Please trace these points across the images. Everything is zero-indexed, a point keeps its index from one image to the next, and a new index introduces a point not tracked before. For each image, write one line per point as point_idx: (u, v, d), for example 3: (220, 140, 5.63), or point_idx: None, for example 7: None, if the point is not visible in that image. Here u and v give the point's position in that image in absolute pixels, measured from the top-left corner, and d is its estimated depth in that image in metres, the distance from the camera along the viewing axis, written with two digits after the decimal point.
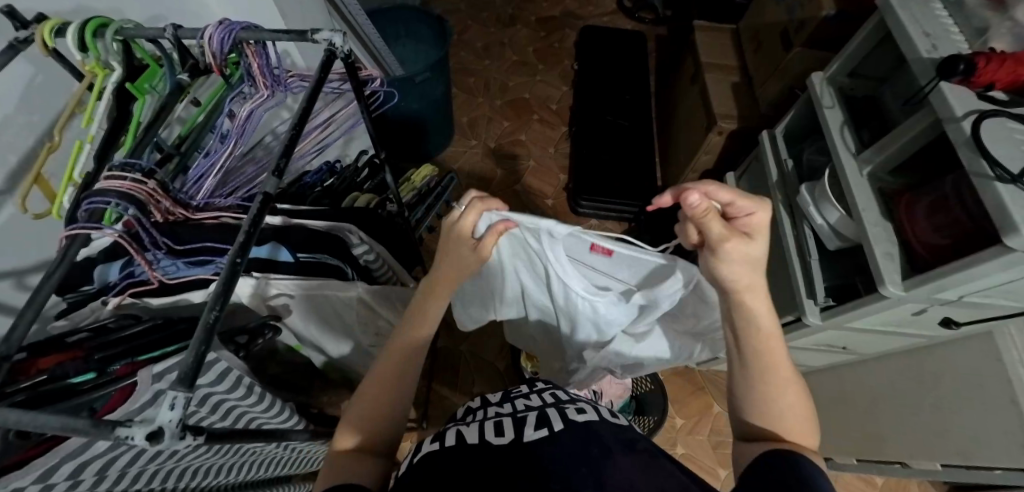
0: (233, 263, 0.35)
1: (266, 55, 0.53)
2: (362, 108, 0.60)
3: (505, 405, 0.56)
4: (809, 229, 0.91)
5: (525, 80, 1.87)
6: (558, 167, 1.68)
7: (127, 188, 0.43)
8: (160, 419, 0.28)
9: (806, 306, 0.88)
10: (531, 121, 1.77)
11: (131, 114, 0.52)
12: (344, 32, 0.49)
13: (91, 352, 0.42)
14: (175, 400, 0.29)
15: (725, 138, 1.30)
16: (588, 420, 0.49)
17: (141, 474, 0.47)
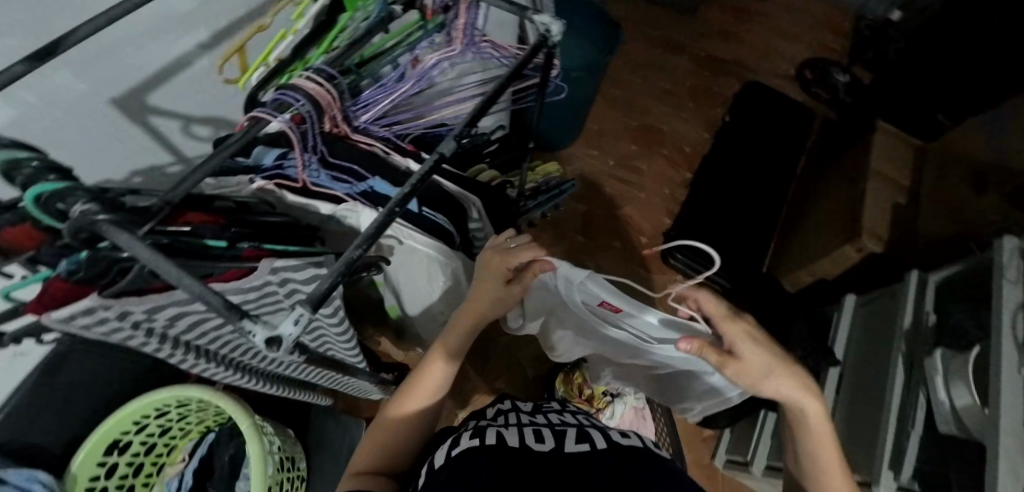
0: (388, 211, 0.38)
1: (473, 16, 0.60)
2: (540, 94, 0.59)
3: (538, 415, 0.54)
4: (924, 399, 0.80)
5: (669, 112, 1.79)
6: (665, 209, 1.61)
7: (314, 92, 0.46)
8: (283, 329, 0.30)
9: (882, 476, 0.78)
10: (658, 154, 1.70)
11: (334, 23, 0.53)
12: (564, 20, 0.48)
13: (229, 224, 0.45)
14: (301, 317, 0.31)
15: (861, 258, 1.17)
16: (632, 445, 0.44)
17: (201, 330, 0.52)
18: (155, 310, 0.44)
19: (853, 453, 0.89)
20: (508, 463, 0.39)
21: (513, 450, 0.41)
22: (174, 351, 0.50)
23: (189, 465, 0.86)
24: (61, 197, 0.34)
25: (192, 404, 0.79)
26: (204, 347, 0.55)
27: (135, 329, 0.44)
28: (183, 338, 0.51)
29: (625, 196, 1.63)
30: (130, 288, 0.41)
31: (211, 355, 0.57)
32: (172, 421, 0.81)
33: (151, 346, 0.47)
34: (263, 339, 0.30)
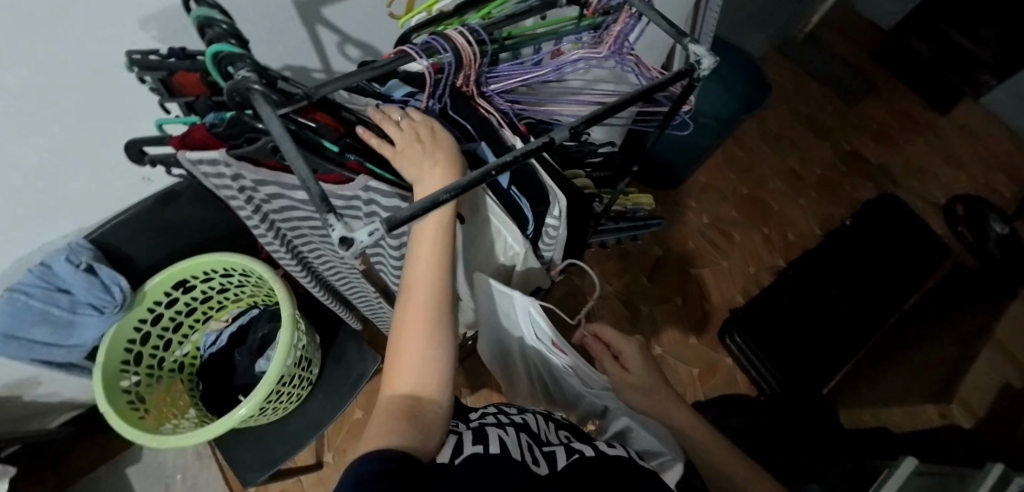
0: (487, 172, 0.40)
1: (629, 28, 0.60)
2: (664, 122, 0.57)
3: (519, 417, 0.60)
4: None
5: (786, 192, 1.67)
6: (742, 287, 1.51)
7: (460, 45, 0.49)
8: (358, 235, 0.35)
9: None
10: (757, 229, 1.60)
11: None
12: (718, 58, 0.47)
13: (346, 134, 0.50)
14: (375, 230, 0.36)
15: None
16: (618, 453, 0.54)
17: (287, 214, 0.58)
18: (264, 183, 0.50)
19: None
20: (503, 469, 0.43)
21: (512, 462, 0.44)
22: (262, 226, 0.56)
23: (229, 328, 0.95)
24: (231, 59, 0.40)
25: (252, 277, 0.88)
26: (283, 231, 0.61)
27: (242, 194, 0.50)
28: (271, 216, 0.57)
29: (706, 258, 1.55)
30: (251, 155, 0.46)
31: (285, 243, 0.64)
32: (232, 284, 0.90)
33: (246, 214, 0.53)
34: (340, 236, 0.34)
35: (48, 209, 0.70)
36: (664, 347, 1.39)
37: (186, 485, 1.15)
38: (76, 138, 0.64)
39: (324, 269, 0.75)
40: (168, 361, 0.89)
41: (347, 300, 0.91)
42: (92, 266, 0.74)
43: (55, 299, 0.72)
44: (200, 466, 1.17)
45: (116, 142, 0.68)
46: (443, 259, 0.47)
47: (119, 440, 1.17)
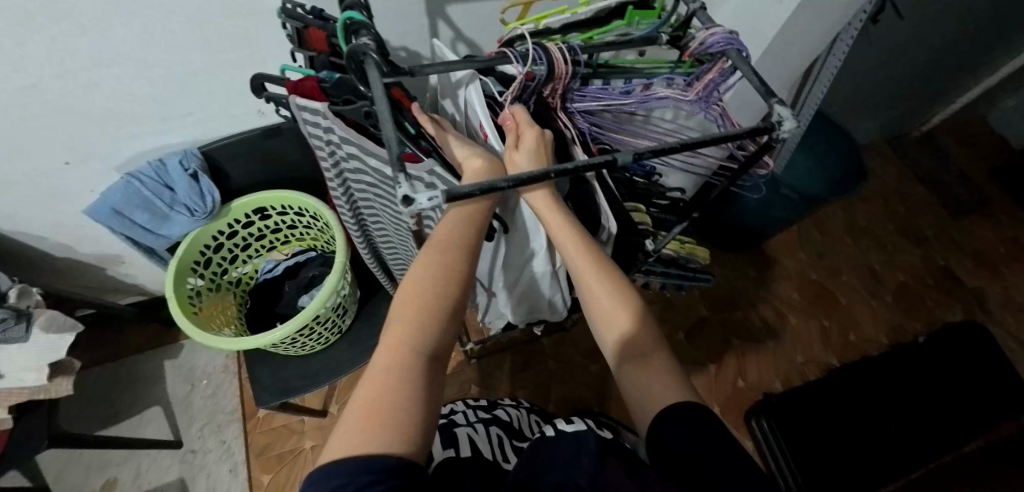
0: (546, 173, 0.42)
1: (722, 79, 0.59)
2: (734, 176, 0.57)
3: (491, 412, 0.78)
4: None
5: (858, 291, 1.56)
6: (783, 374, 1.42)
7: (555, 59, 0.52)
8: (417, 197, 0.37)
9: None
10: (815, 319, 1.51)
11: (607, 24, 0.61)
12: (800, 123, 0.47)
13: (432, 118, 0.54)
14: (433, 198, 0.37)
15: None
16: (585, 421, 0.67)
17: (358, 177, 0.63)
18: (345, 142, 0.54)
19: None
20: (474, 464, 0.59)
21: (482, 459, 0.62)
22: (335, 171, 0.62)
23: (285, 261, 1.04)
24: (356, 25, 0.45)
25: (320, 220, 0.97)
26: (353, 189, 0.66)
27: (328, 140, 0.55)
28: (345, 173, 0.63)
29: (752, 334, 1.48)
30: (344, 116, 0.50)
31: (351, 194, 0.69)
32: (300, 223, 0.99)
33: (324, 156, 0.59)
34: (404, 195, 0.36)
35: (180, 116, 0.82)
36: None
37: (209, 391, 1.25)
38: (220, 63, 0.74)
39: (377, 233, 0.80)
40: (230, 274, 0.99)
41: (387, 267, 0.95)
42: (197, 174, 0.85)
43: (161, 192, 0.83)
44: (225, 379, 1.27)
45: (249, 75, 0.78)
46: (464, 255, 0.46)
47: (170, 333, 1.30)
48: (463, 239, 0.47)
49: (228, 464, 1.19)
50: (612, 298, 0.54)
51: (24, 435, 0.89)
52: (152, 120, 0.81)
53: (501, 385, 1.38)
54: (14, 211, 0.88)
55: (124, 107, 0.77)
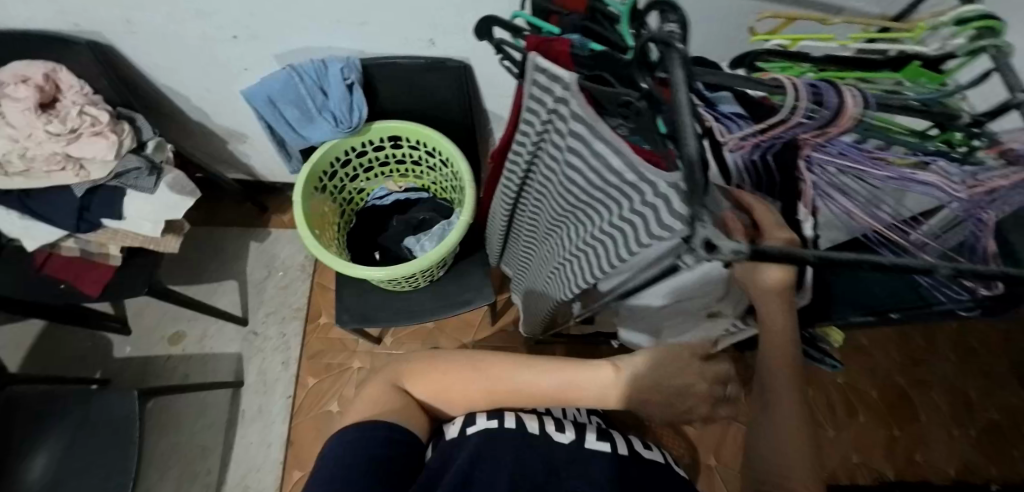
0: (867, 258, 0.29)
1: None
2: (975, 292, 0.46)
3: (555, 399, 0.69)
4: None
5: (944, 416, 1.43)
6: (830, 469, 1.35)
7: (844, 105, 0.41)
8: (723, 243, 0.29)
9: None
10: (886, 428, 1.40)
11: (873, 70, 0.50)
12: None
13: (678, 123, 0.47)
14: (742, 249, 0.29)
15: None
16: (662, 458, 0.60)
17: (553, 155, 0.58)
18: (576, 116, 0.48)
19: None
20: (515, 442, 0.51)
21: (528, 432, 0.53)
22: (542, 136, 0.56)
23: (401, 195, 1.02)
24: (660, 5, 0.39)
25: (450, 168, 0.93)
26: (538, 162, 0.61)
27: (557, 105, 0.50)
28: (544, 144, 0.58)
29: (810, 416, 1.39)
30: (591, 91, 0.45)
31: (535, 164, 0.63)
32: (428, 163, 0.96)
33: (542, 117, 0.53)
34: (706, 236, 0.30)
35: (357, 24, 0.79)
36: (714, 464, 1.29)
37: (283, 284, 1.30)
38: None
39: (533, 212, 0.74)
40: (348, 191, 0.98)
41: (516, 243, 0.88)
42: (353, 87, 0.83)
43: (315, 94, 0.81)
44: (300, 277, 1.31)
45: (440, 4, 0.74)
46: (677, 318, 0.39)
47: (262, 218, 1.34)
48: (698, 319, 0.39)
49: (282, 356, 1.24)
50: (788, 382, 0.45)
51: (129, 274, 0.95)
52: (331, 20, 0.79)
53: None
54: (179, 66, 0.90)
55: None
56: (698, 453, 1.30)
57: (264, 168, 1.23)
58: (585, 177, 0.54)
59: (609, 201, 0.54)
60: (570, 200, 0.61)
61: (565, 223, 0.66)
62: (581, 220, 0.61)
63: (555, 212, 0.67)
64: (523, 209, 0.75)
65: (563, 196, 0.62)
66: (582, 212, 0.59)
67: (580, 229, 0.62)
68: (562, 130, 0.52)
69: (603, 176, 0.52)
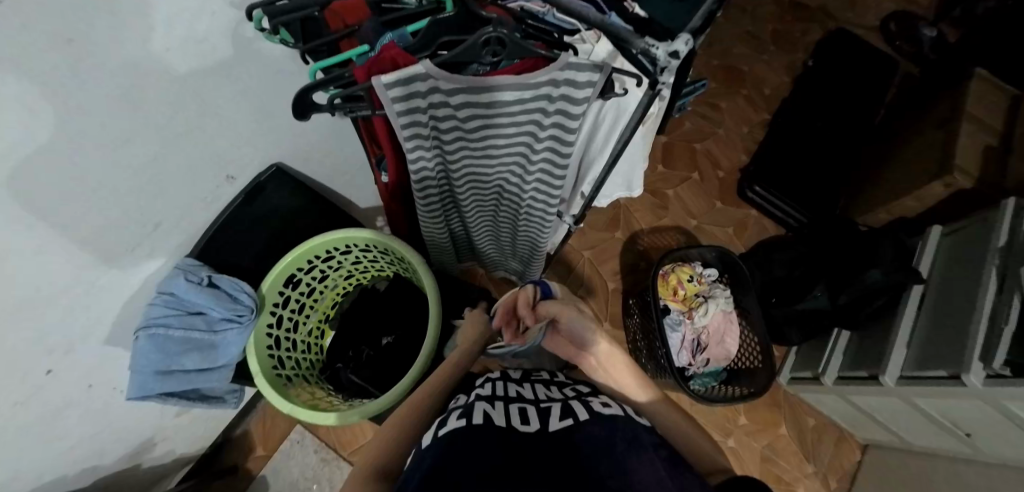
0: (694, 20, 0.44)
1: None
2: None
3: (525, 387, 0.60)
4: (1018, 300, 0.88)
5: (750, 53, 1.78)
6: (743, 147, 1.64)
7: None
8: (677, 45, 0.38)
9: (973, 366, 0.87)
10: (738, 94, 1.71)
11: None
12: None
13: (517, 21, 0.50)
14: (685, 42, 0.38)
15: (948, 193, 1.21)
16: (615, 415, 0.50)
17: (453, 138, 0.58)
18: (453, 92, 0.50)
19: (940, 355, 0.97)
20: (489, 440, 0.44)
21: (498, 428, 0.46)
22: (430, 134, 0.57)
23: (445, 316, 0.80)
24: None
25: (352, 249, 0.87)
26: (444, 155, 0.62)
27: (427, 102, 0.51)
28: (440, 137, 0.58)
29: (703, 132, 1.65)
30: (449, 63, 0.47)
31: (442, 162, 0.64)
32: (332, 267, 0.89)
33: (424, 120, 0.53)
34: (667, 53, 0.38)
35: (151, 229, 0.66)
36: (698, 218, 1.53)
37: (329, 487, 1.14)
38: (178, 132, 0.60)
39: (464, 201, 0.75)
40: (301, 359, 0.87)
41: (468, 234, 0.89)
42: (213, 279, 0.70)
43: (193, 322, 0.68)
44: (332, 469, 1.15)
45: (213, 135, 0.64)
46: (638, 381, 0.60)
47: (243, 472, 1.15)
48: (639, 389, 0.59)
49: None
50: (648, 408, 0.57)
51: None
52: (125, 252, 0.65)
53: None
54: (24, 459, 0.68)
55: (93, 249, 0.60)
56: (683, 227, 1.51)
57: (190, 440, 1.03)
58: (492, 129, 0.57)
59: (524, 129, 0.58)
60: (493, 155, 0.63)
61: (501, 178, 0.68)
62: (516, 158, 0.63)
63: (487, 178, 0.69)
64: (456, 202, 0.76)
65: (487, 158, 0.64)
66: (511, 151, 0.62)
67: (521, 167, 0.65)
68: (447, 111, 0.53)
69: (508, 113, 0.54)
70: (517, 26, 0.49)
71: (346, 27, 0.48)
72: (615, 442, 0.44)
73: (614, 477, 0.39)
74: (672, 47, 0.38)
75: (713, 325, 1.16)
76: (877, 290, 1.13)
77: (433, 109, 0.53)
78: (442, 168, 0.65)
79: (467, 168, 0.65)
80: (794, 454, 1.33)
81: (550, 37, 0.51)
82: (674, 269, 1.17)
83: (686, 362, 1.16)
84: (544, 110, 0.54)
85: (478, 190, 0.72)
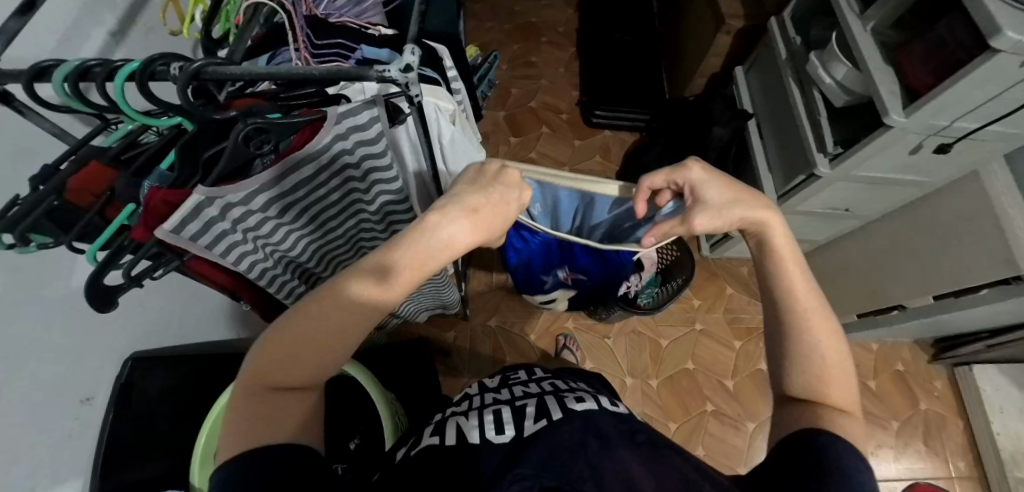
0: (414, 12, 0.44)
1: None
2: None
3: (501, 391, 0.59)
4: (819, 93, 1.02)
5: (531, 4, 1.88)
6: (570, 84, 1.74)
7: None
8: (406, 60, 0.38)
9: (817, 158, 0.99)
10: (541, 43, 1.80)
11: None
12: None
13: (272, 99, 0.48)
14: (411, 51, 0.39)
15: (733, 38, 1.37)
16: (588, 408, 0.48)
17: (280, 230, 0.55)
18: (251, 198, 0.47)
19: (795, 166, 1.10)
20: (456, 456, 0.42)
21: (466, 444, 0.44)
22: (255, 240, 0.53)
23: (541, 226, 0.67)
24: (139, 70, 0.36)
25: None
26: (283, 248, 0.58)
27: (230, 221, 0.48)
28: (267, 237, 0.55)
29: (532, 89, 1.73)
30: (224, 173, 0.44)
31: (288, 254, 0.61)
32: None
33: (237, 235, 0.50)
34: (400, 71, 0.38)
35: None
36: (569, 163, 1.60)
37: None
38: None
39: (335, 272, 0.72)
40: None
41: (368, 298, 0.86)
42: None
43: None
44: None
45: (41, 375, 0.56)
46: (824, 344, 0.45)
47: None
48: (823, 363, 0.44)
49: None
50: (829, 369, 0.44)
51: None
52: None
53: (492, 302, 1.39)
54: None
55: None
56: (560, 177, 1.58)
57: None
58: (315, 204, 0.55)
59: (346, 187, 0.56)
60: (332, 221, 0.60)
61: (355, 232, 0.66)
62: (355, 210, 0.61)
63: (341, 242, 0.66)
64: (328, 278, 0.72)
65: (328, 226, 0.61)
66: (347, 208, 0.60)
67: (365, 215, 0.63)
68: (258, 215, 0.50)
69: (317, 184, 0.52)
70: (274, 105, 0.47)
71: (98, 199, 0.43)
72: (585, 441, 0.42)
73: (588, 476, 0.38)
74: (403, 64, 0.38)
75: None
76: (726, 143, 1.27)
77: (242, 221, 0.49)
78: (290, 260, 0.61)
79: (318, 244, 0.63)
80: (748, 304, 1.45)
81: (312, 99, 0.49)
82: None
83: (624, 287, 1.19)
84: (350, 163, 0.53)
85: (341, 255, 0.69)
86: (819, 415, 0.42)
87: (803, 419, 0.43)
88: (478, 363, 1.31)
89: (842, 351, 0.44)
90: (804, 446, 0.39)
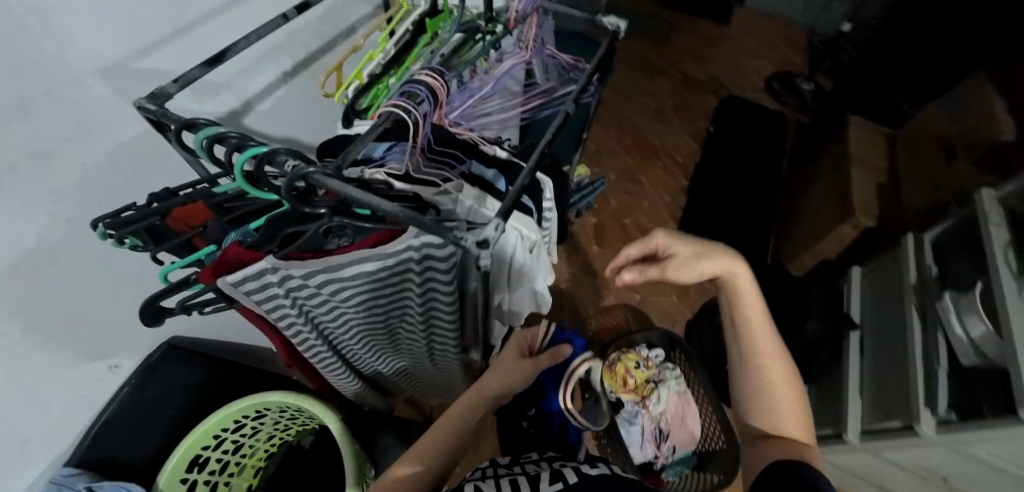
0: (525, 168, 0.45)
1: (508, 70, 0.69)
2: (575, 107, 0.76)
3: (513, 463, 0.53)
4: (943, 339, 0.89)
5: (658, 127, 1.91)
6: (669, 213, 1.70)
7: (431, 85, 0.53)
8: (487, 234, 0.38)
9: (922, 414, 0.85)
10: (655, 166, 1.81)
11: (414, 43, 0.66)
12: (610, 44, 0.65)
13: (369, 194, 0.50)
14: (496, 227, 0.39)
15: (858, 234, 1.27)
16: (603, 475, 0.46)
17: (327, 306, 0.55)
18: (310, 275, 0.48)
19: (893, 406, 0.95)
20: None
21: None
22: (301, 311, 0.54)
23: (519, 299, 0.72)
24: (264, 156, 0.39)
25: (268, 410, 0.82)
26: (324, 322, 0.58)
27: (285, 288, 0.49)
28: (313, 309, 0.55)
29: (631, 205, 1.71)
30: (298, 249, 0.45)
31: (329, 330, 0.61)
32: (248, 432, 0.82)
33: (286, 302, 0.51)
34: (475, 242, 0.38)
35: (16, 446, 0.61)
36: (641, 291, 1.52)
37: None
38: (20, 346, 0.57)
39: (365, 351, 0.70)
40: None
41: (387, 377, 0.84)
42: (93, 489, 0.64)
43: None
44: None
45: (61, 330, 0.61)
46: (790, 385, 0.54)
47: None
48: (783, 394, 0.53)
49: None
50: (784, 405, 0.53)
51: None
52: None
53: None
54: None
55: None
56: (628, 301, 1.50)
57: None
58: (370, 295, 0.55)
59: (402, 289, 0.56)
60: (378, 310, 0.60)
61: (398, 325, 0.65)
62: (405, 309, 0.60)
63: (380, 329, 0.65)
64: (356, 353, 0.71)
65: (374, 313, 0.60)
66: (398, 305, 0.59)
67: (413, 317, 0.62)
68: (312, 291, 0.51)
69: (376, 279, 0.53)
70: (368, 199, 0.49)
71: (191, 228, 0.47)
72: None
73: None
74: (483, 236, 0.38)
75: (671, 410, 1.10)
76: (817, 344, 1.14)
77: (297, 292, 0.50)
78: (327, 334, 0.61)
79: (361, 327, 0.63)
80: None
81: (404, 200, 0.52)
82: (619, 356, 1.13)
83: (652, 455, 1.09)
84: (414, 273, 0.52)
85: (376, 339, 0.67)
86: (793, 448, 0.49)
87: (774, 452, 0.49)
88: (473, 458, 1.23)
89: (797, 396, 0.54)
90: (787, 466, 0.44)
